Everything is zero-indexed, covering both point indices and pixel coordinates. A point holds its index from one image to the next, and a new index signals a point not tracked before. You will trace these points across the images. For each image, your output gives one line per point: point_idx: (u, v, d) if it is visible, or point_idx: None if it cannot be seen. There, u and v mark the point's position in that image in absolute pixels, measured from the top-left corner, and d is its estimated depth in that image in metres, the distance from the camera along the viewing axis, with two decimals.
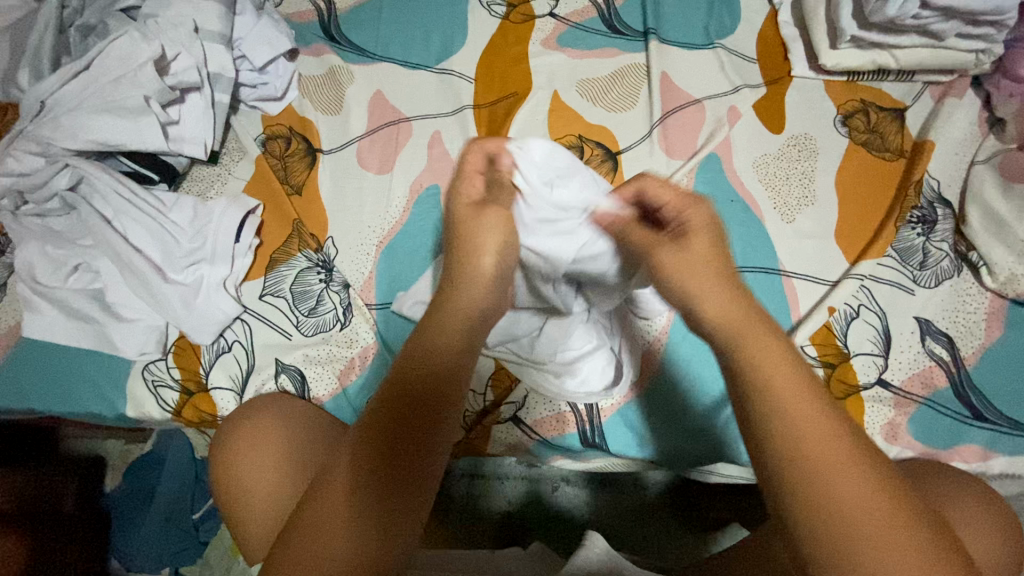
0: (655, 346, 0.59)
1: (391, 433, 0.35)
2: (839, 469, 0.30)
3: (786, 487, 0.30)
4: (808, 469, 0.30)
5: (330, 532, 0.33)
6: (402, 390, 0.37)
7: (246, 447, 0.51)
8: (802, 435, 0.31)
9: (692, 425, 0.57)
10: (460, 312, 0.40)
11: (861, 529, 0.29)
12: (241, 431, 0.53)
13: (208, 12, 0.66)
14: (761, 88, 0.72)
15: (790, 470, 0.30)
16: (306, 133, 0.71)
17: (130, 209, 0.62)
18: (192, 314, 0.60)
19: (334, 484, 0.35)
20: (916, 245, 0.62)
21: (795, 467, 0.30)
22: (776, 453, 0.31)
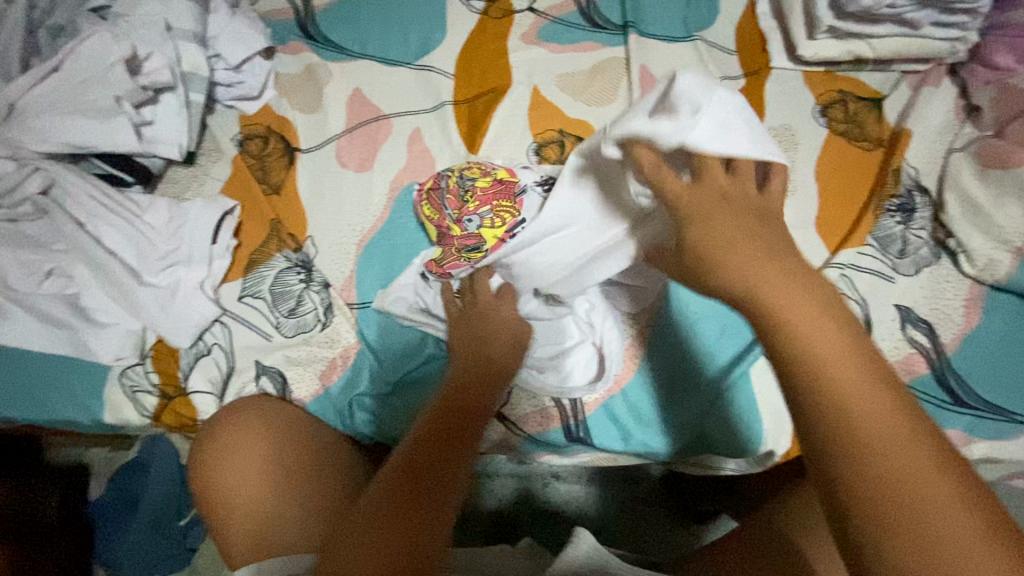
0: (639, 338, 0.59)
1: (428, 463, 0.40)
2: (883, 438, 0.27)
3: (842, 465, 0.27)
4: (861, 445, 0.27)
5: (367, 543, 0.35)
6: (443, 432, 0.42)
7: (233, 444, 0.51)
8: (852, 395, 0.28)
9: (677, 416, 0.57)
10: (506, 338, 0.53)
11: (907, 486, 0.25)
12: (228, 424, 0.53)
13: (181, 12, 0.65)
14: (740, 80, 0.72)
15: (855, 458, 0.27)
16: (284, 132, 0.70)
17: (104, 212, 0.60)
18: (169, 316, 0.59)
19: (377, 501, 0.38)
20: (896, 233, 0.63)
21: (877, 465, 0.26)
22: (833, 434, 0.27)
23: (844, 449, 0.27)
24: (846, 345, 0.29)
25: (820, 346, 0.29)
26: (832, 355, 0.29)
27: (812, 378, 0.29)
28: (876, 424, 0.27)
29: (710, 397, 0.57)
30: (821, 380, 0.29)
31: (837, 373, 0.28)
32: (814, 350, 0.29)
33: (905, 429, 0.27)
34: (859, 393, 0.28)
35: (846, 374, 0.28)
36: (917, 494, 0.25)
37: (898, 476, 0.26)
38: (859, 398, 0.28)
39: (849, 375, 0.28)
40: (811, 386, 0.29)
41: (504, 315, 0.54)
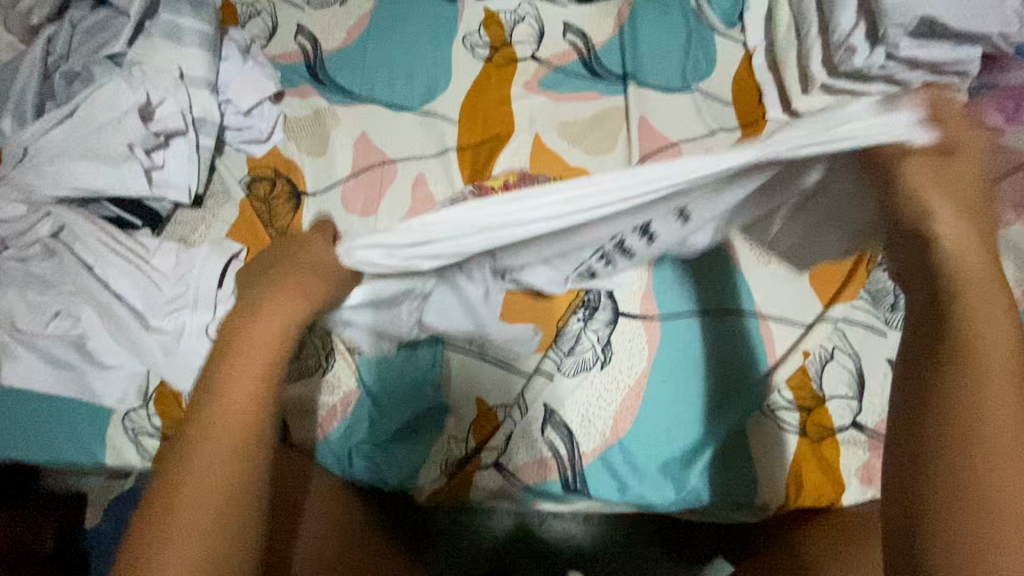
0: (636, 390, 0.60)
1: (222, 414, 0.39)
2: (1004, 449, 0.31)
3: (952, 458, 0.32)
4: (982, 431, 0.32)
5: (197, 505, 0.36)
6: (232, 410, 0.39)
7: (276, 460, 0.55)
8: (1006, 416, 0.32)
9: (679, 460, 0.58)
10: (267, 333, 0.42)
11: (1002, 484, 0.31)
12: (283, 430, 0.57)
13: (194, 59, 0.67)
14: (736, 131, 0.74)
15: (968, 463, 0.32)
16: (291, 175, 0.72)
17: (112, 255, 0.61)
18: (172, 362, 0.59)
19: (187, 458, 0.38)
20: (889, 287, 0.63)
21: (980, 443, 0.32)
22: (960, 437, 0.32)
23: (961, 448, 0.32)
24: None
25: (998, 368, 0.33)
26: (988, 358, 0.33)
27: (969, 387, 0.33)
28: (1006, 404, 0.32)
29: (713, 441, 0.58)
30: (971, 361, 0.33)
31: (984, 366, 0.33)
32: (985, 364, 0.33)
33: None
34: (1010, 416, 0.32)
35: (1004, 386, 0.33)
36: (1018, 499, 0.31)
37: (1005, 472, 0.31)
38: (1012, 413, 0.32)
39: (991, 361, 0.33)
40: (966, 383, 0.33)
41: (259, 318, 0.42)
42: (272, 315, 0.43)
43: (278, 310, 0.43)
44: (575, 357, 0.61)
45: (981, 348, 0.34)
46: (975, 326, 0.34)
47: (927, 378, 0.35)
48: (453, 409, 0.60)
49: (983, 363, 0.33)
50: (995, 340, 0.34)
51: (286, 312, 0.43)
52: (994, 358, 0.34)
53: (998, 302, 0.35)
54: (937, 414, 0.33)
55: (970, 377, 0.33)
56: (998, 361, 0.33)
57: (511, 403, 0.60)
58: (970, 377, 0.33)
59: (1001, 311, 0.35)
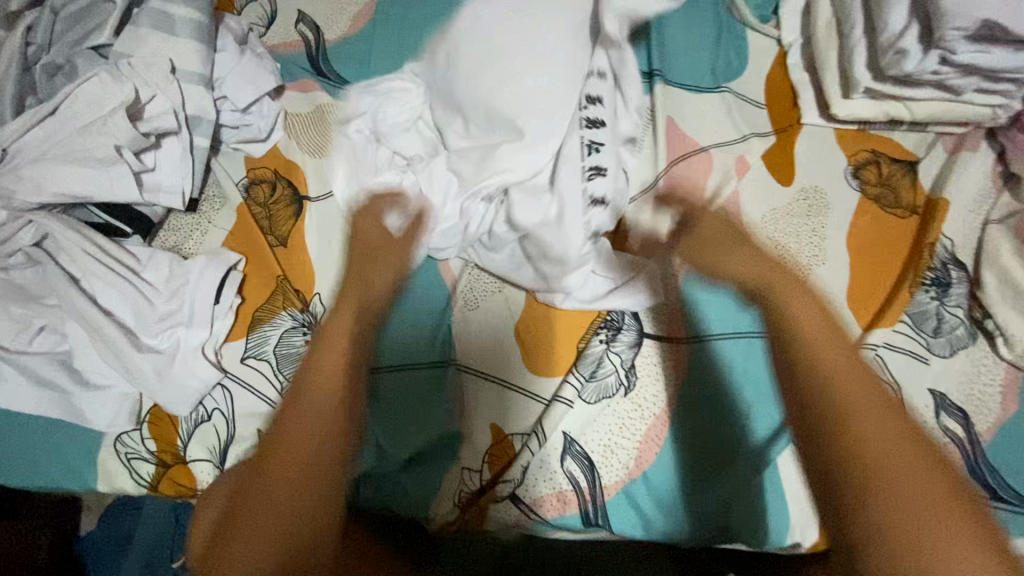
0: (660, 420, 0.56)
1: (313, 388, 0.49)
2: (889, 455, 0.37)
3: (847, 474, 0.37)
4: (860, 440, 0.37)
5: (275, 536, 0.44)
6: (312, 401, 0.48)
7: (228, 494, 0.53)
8: (868, 420, 0.38)
9: (691, 507, 0.54)
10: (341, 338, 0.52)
11: (892, 506, 0.35)
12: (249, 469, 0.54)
13: (187, 51, 0.62)
14: (770, 137, 0.69)
15: (868, 485, 0.36)
16: (292, 177, 0.67)
17: (99, 267, 0.57)
18: (167, 386, 0.55)
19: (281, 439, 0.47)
20: (930, 310, 0.60)
21: (863, 448, 0.37)
22: (854, 467, 0.37)
23: (848, 471, 0.37)
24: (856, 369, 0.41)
25: (840, 374, 0.40)
26: (819, 361, 0.42)
27: (837, 410, 0.39)
28: (850, 393, 0.39)
29: (729, 489, 0.54)
30: (815, 362, 0.42)
31: (829, 368, 0.41)
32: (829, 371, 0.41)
33: (902, 439, 0.38)
34: (869, 421, 0.38)
35: (842, 381, 0.40)
36: (927, 517, 0.34)
37: (893, 476, 0.36)
38: (845, 390, 0.40)
39: (829, 354, 0.42)
40: (831, 405, 0.39)
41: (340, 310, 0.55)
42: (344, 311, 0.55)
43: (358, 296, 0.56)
44: (597, 383, 0.57)
45: (818, 363, 0.42)
46: (799, 327, 0.44)
47: (792, 381, 0.42)
48: (466, 437, 0.56)
49: (822, 372, 0.41)
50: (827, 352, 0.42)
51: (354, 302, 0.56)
52: (831, 353, 0.42)
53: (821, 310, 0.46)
54: (816, 419, 0.39)
55: (814, 377, 0.41)
56: (833, 356, 0.42)
57: (528, 431, 0.56)
58: (816, 379, 0.41)
59: (805, 298, 0.47)
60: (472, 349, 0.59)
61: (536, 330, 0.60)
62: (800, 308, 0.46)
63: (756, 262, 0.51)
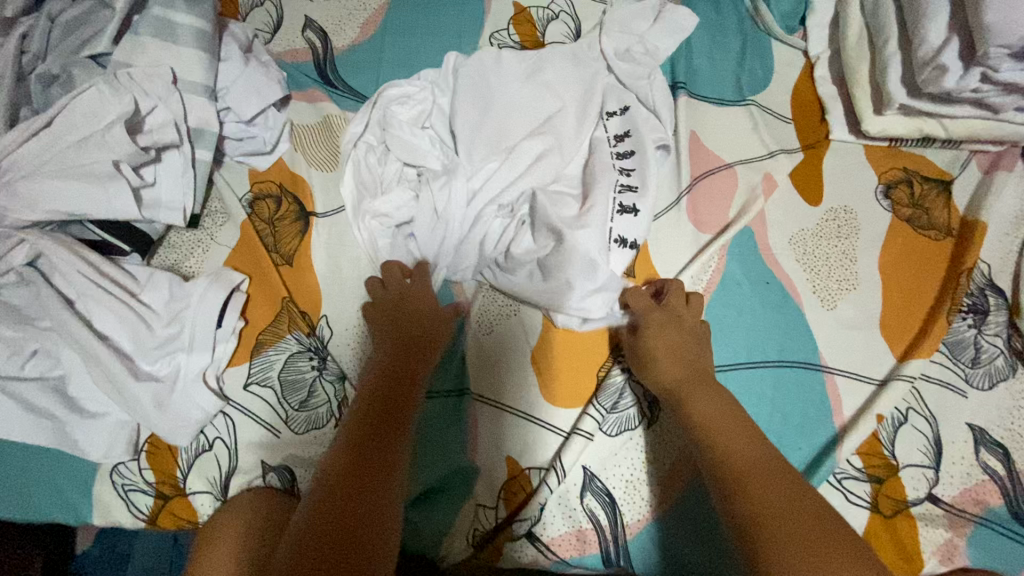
0: (684, 456, 0.52)
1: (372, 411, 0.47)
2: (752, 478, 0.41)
3: (734, 498, 0.40)
4: (734, 474, 0.41)
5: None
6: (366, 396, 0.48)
7: (225, 528, 0.50)
8: (734, 454, 0.43)
9: (700, 560, 0.50)
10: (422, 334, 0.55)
11: (761, 516, 0.38)
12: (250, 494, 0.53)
13: (189, 61, 0.59)
14: (797, 154, 0.66)
15: (749, 509, 0.39)
16: (298, 192, 0.64)
17: (95, 289, 0.54)
18: (165, 415, 0.52)
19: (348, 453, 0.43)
20: (967, 338, 0.57)
21: (738, 496, 0.40)
22: (737, 493, 0.40)
23: (733, 495, 0.40)
24: (728, 417, 0.46)
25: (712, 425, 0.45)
26: (700, 413, 0.47)
27: (718, 450, 0.44)
28: (747, 468, 0.42)
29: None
30: (714, 444, 0.44)
31: (701, 421, 0.46)
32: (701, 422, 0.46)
33: (766, 464, 0.42)
34: (737, 456, 0.43)
35: (717, 427, 0.45)
36: (786, 523, 0.37)
37: (759, 494, 0.39)
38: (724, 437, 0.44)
39: (727, 437, 0.45)
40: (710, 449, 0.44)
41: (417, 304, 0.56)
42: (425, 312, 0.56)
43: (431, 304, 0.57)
44: (618, 414, 0.54)
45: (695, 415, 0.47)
46: (680, 386, 0.50)
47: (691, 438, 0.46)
48: (480, 471, 0.53)
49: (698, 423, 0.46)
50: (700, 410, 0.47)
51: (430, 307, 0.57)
52: (728, 436, 0.45)
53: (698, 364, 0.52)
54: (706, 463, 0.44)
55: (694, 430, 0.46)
56: (717, 421, 0.46)
57: (546, 466, 0.53)
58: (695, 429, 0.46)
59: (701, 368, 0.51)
60: (485, 383, 0.56)
61: (551, 362, 0.56)
62: (692, 375, 0.50)
63: (680, 358, 0.52)
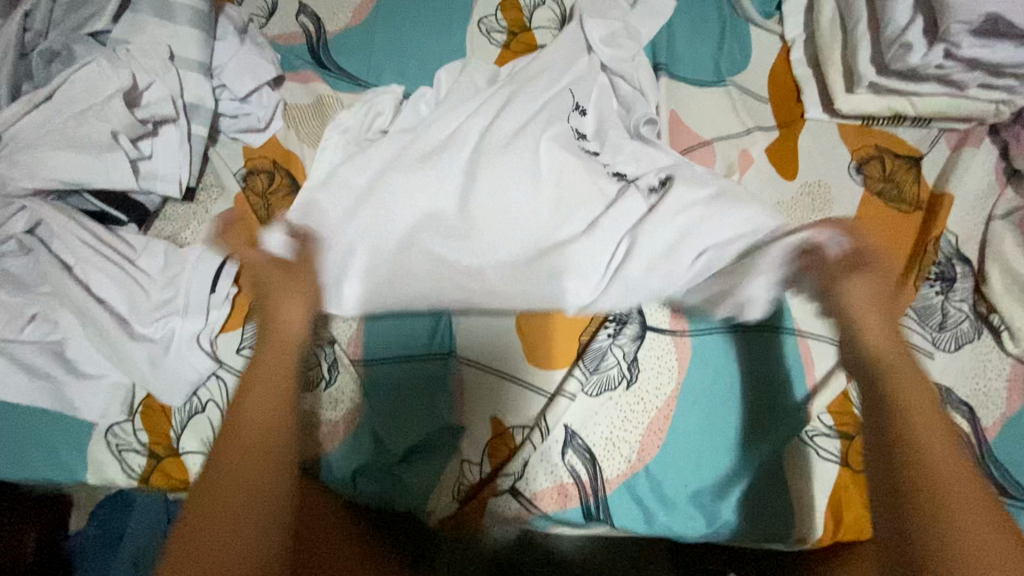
0: (663, 414, 0.55)
1: (252, 403, 0.43)
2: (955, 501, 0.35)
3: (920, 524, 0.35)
4: (941, 501, 0.35)
5: None
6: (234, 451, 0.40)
7: None
8: (938, 464, 0.37)
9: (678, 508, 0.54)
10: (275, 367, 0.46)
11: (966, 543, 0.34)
12: None
13: (186, 39, 0.61)
14: (773, 131, 0.69)
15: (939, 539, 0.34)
16: (291, 168, 0.66)
17: (93, 255, 0.56)
18: (160, 375, 0.54)
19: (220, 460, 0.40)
20: (935, 304, 0.60)
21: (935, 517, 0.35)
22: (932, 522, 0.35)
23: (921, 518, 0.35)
24: (946, 434, 0.38)
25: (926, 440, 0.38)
26: (915, 420, 0.39)
27: (913, 457, 0.37)
28: (944, 480, 0.36)
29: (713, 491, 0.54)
30: (909, 436, 0.38)
31: (913, 428, 0.39)
32: (911, 433, 0.38)
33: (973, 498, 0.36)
34: (938, 467, 0.37)
35: (931, 443, 0.38)
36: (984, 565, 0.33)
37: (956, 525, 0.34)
38: (922, 442, 0.38)
39: (929, 432, 0.38)
40: (911, 458, 0.37)
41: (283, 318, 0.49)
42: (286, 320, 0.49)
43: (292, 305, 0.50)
44: (599, 375, 0.56)
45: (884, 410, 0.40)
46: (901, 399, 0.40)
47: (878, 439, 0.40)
48: (467, 431, 0.55)
49: (907, 432, 0.39)
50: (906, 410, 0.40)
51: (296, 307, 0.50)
52: (932, 430, 0.38)
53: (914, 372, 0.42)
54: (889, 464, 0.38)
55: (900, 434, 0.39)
56: (931, 432, 0.38)
57: (530, 424, 0.55)
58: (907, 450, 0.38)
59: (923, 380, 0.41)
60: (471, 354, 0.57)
61: (540, 333, 0.58)
62: (907, 382, 0.41)
63: (886, 335, 0.45)
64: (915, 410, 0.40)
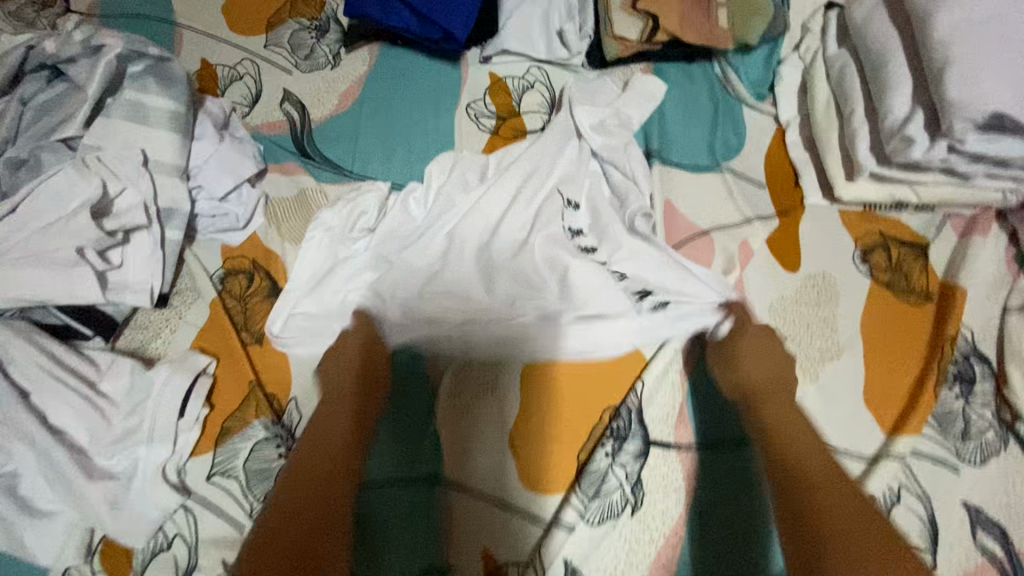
0: (668, 546, 0.51)
1: (294, 454, 0.45)
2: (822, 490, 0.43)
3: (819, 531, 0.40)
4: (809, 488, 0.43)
5: None
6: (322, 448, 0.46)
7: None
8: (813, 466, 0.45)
9: None
10: (342, 381, 0.52)
11: (825, 529, 0.40)
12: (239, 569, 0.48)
13: (161, 142, 0.59)
14: (774, 219, 0.66)
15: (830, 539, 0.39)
16: (270, 267, 0.63)
17: (50, 381, 0.52)
18: (118, 516, 0.50)
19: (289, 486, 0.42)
20: (955, 411, 0.56)
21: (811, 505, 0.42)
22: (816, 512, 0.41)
23: (811, 504, 0.42)
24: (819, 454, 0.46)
25: (806, 466, 0.45)
26: (795, 451, 0.46)
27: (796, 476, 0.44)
28: (818, 482, 0.43)
29: None
30: (784, 461, 0.46)
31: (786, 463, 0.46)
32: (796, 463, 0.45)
33: (849, 490, 0.42)
34: (810, 468, 0.45)
35: (810, 466, 0.45)
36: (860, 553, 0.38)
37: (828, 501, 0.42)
38: (806, 471, 0.44)
39: (836, 482, 0.43)
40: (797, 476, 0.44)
41: (344, 353, 0.54)
42: (346, 355, 0.54)
43: (352, 349, 0.55)
44: (600, 501, 0.52)
45: (788, 443, 0.47)
46: (780, 443, 0.47)
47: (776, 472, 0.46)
48: (456, 569, 0.51)
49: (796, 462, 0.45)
50: (780, 441, 0.48)
51: (355, 352, 0.55)
52: (803, 451, 0.46)
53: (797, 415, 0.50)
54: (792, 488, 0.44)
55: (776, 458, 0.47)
56: (806, 457, 0.46)
57: (524, 561, 0.50)
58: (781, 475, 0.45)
59: (804, 426, 0.49)
60: (477, 452, 0.54)
61: (536, 451, 0.53)
62: (799, 433, 0.48)
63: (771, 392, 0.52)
64: (798, 446, 0.47)
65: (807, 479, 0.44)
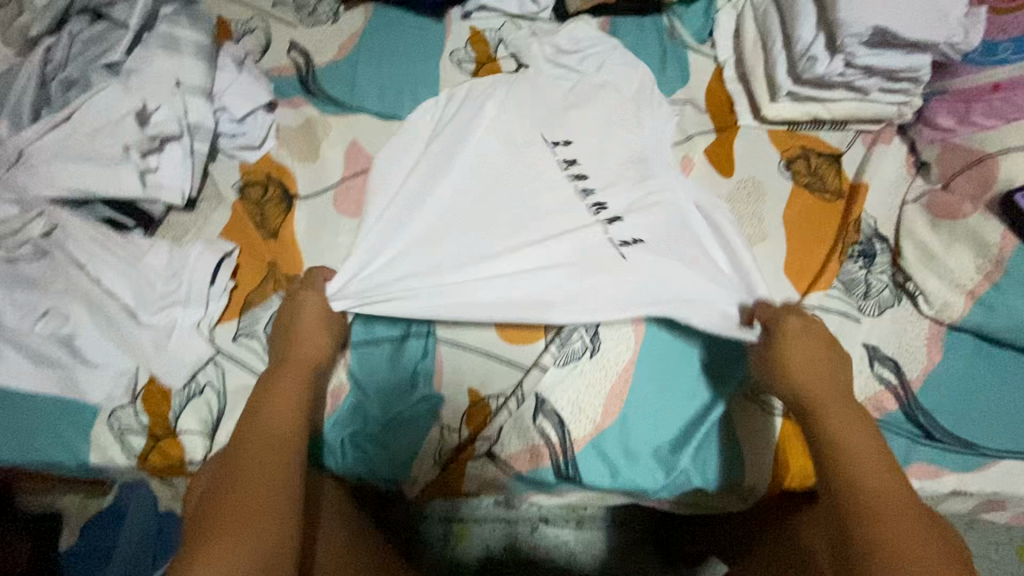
0: (622, 379, 0.61)
1: (251, 459, 0.48)
2: (858, 469, 0.47)
3: (867, 522, 0.44)
4: (857, 482, 0.47)
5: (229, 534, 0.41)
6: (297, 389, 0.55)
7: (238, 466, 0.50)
8: (850, 444, 0.49)
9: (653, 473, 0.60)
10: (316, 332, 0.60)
11: (864, 495, 0.46)
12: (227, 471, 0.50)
13: (191, 69, 0.70)
14: (711, 134, 0.78)
15: (871, 526, 0.44)
16: (283, 179, 0.73)
17: (105, 255, 0.62)
18: (163, 356, 0.60)
19: (241, 455, 0.48)
20: (859, 277, 0.67)
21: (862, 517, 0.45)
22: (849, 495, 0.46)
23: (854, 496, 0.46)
24: (853, 430, 0.50)
25: (832, 444, 0.50)
26: (829, 424, 0.52)
27: (838, 453, 0.49)
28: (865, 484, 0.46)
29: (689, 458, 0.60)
30: (824, 433, 0.51)
31: (829, 421, 0.52)
32: (824, 436, 0.51)
33: (881, 474, 0.47)
34: (848, 443, 0.50)
35: (846, 445, 0.49)
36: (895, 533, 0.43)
37: (872, 488, 0.46)
38: (841, 454, 0.49)
39: (844, 434, 0.50)
40: (831, 442, 0.50)
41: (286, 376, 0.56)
42: (311, 334, 0.59)
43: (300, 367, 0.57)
44: (565, 347, 0.62)
45: (796, 390, 0.55)
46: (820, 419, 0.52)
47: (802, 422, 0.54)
48: (446, 402, 0.61)
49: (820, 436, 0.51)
50: (818, 399, 0.54)
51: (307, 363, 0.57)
52: (847, 430, 0.51)
53: (837, 390, 0.54)
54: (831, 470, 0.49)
55: (786, 384, 0.56)
56: (814, 386, 0.54)
57: (504, 393, 0.61)
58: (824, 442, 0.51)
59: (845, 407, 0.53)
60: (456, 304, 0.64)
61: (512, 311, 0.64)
62: (837, 415, 0.52)
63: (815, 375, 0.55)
64: (813, 370, 0.55)
65: (815, 402, 0.54)
